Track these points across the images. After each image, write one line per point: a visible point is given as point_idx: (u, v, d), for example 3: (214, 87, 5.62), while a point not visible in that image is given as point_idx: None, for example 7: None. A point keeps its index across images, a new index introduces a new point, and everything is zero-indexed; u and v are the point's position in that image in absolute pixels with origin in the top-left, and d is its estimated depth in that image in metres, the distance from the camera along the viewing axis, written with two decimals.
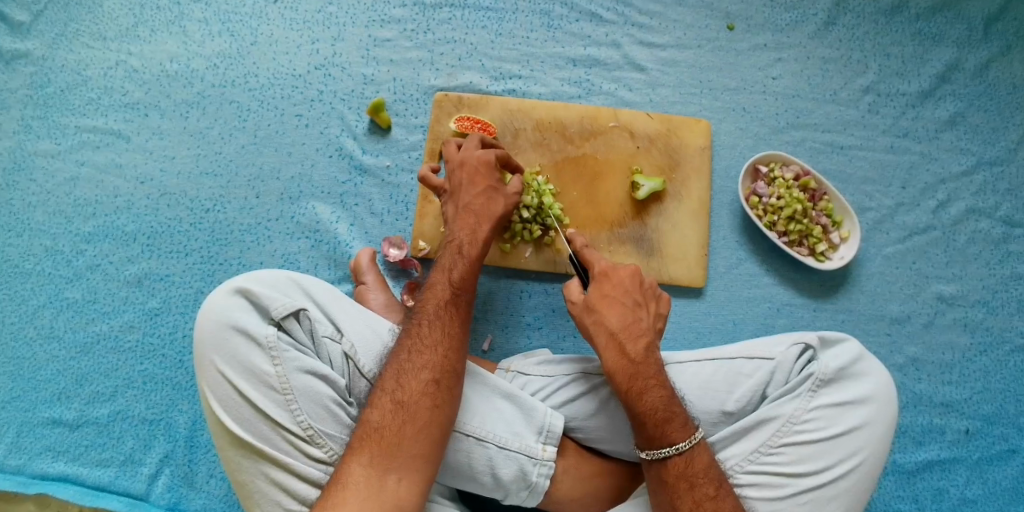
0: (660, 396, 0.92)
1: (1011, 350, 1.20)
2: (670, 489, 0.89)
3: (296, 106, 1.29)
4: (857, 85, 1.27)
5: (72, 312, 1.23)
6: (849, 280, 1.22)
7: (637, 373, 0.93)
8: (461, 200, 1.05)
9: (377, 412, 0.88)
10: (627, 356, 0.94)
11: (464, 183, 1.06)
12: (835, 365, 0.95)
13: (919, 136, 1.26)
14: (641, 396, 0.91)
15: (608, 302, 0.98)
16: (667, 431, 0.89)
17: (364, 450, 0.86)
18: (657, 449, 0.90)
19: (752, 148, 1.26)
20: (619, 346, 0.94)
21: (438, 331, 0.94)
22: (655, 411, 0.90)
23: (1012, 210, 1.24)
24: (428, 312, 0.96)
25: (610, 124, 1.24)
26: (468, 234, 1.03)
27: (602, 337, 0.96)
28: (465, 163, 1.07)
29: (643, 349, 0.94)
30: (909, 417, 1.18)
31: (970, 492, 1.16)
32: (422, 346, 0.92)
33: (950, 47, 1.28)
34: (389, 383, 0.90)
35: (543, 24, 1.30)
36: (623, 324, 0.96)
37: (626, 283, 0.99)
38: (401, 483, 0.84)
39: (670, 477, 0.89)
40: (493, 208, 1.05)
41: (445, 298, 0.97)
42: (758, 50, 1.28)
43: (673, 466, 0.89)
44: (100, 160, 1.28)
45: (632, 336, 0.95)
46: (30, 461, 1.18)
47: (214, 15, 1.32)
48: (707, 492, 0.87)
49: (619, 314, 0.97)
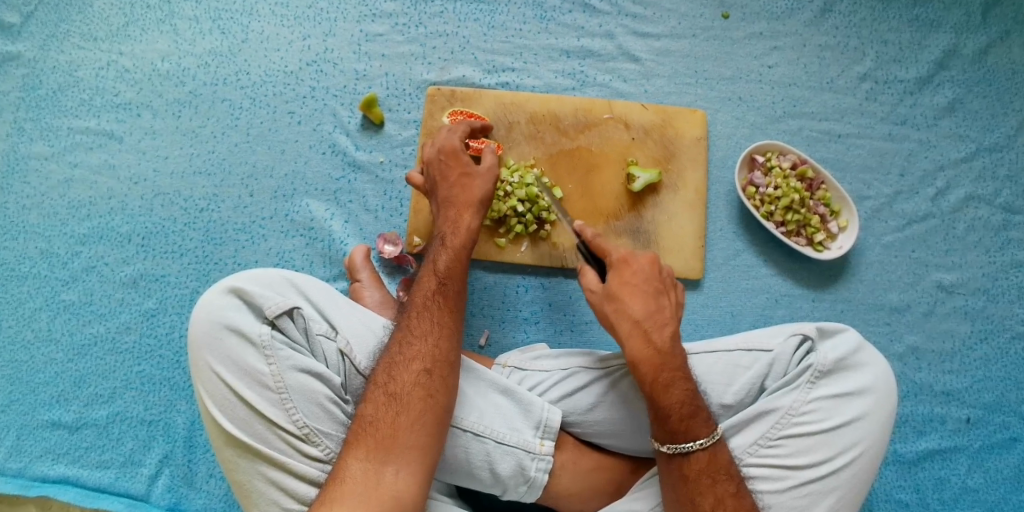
0: (685, 389, 0.90)
1: (1012, 338, 1.19)
2: (690, 484, 0.88)
3: (288, 103, 1.28)
4: (854, 73, 1.26)
5: (69, 314, 1.23)
6: (848, 270, 1.21)
7: (663, 364, 0.90)
8: (444, 192, 1.05)
9: (371, 406, 0.88)
10: (652, 345, 0.91)
11: (444, 176, 1.05)
12: (833, 356, 0.94)
13: (918, 123, 1.25)
14: (667, 389, 0.89)
15: (631, 290, 0.94)
16: (692, 426, 0.88)
17: (359, 444, 0.85)
18: (679, 444, 0.88)
19: (749, 137, 1.25)
20: (644, 335, 0.92)
21: (425, 322, 0.93)
22: (683, 405, 0.89)
23: (1012, 196, 1.22)
24: (415, 303, 0.95)
25: (604, 115, 1.23)
26: (451, 225, 1.02)
27: (625, 325, 0.93)
28: (443, 154, 1.06)
29: (667, 338, 0.92)
30: (909, 406, 1.18)
31: (971, 481, 1.15)
32: (411, 338, 0.92)
33: (948, 33, 1.26)
34: (382, 377, 0.90)
35: (536, 16, 1.29)
36: (647, 312, 0.93)
37: (646, 271, 0.96)
38: (398, 474, 0.83)
39: (692, 472, 0.88)
40: (473, 194, 1.04)
41: (428, 288, 0.96)
42: (753, 38, 1.27)
43: (695, 461, 0.88)
44: (94, 161, 1.27)
45: (657, 324, 0.93)
46: (30, 463, 1.18)
47: (204, 13, 1.31)
48: (728, 488, 0.87)
49: (642, 302, 0.94)
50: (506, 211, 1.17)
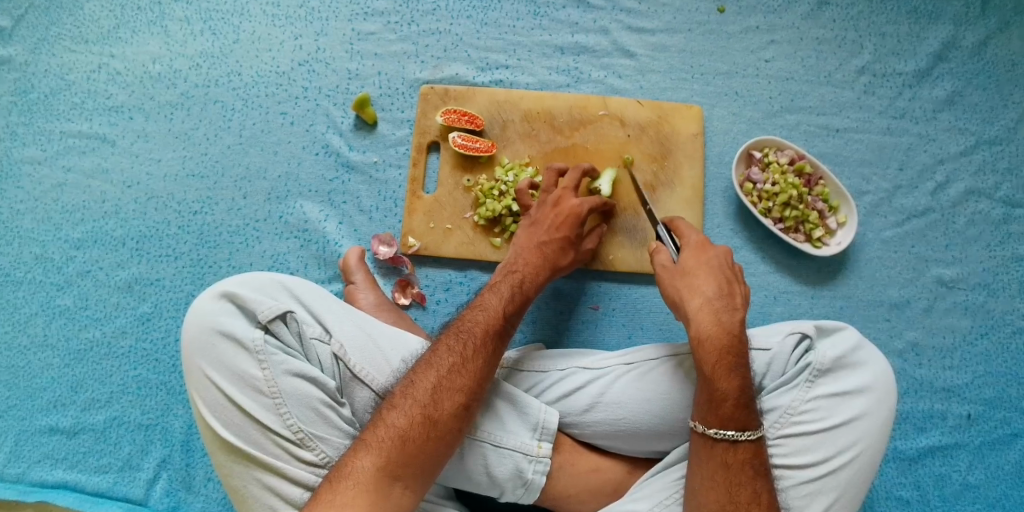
0: (744, 377, 0.89)
1: (1013, 333, 1.18)
2: (731, 473, 0.86)
3: (280, 104, 1.27)
4: (852, 66, 1.24)
5: (65, 319, 1.23)
6: (847, 266, 1.20)
7: (729, 346, 0.90)
8: (536, 235, 1.08)
9: (403, 419, 0.86)
10: (722, 324, 0.92)
11: (548, 220, 1.08)
12: (833, 354, 0.94)
13: (916, 116, 1.23)
14: (728, 373, 0.89)
15: (705, 272, 0.96)
16: (745, 416, 0.87)
17: (381, 452, 0.83)
18: (727, 430, 0.87)
19: (746, 133, 1.23)
20: (714, 312, 0.92)
21: (481, 361, 0.91)
22: (740, 393, 0.88)
23: (1012, 190, 1.21)
24: (476, 335, 0.93)
25: (599, 112, 1.21)
26: (528, 265, 1.05)
27: (696, 301, 0.94)
28: (559, 204, 1.09)
29: (738, 322, 0.92)
30: (910, 403, 1.17)
31: (972, 477, 1.14)
32: (462, 368, 0.90)
33: (947, 25, 1.25)
34: (422, 395, 0.87)
35: (529, 12, 1.27)
36: (719, 292, 0.94)
37: (719, 258, 0.98)
38: (405, 492, 0.83)
39: (735, 460, 0.87)
40: (559, 260, 1.07)
41: (493, 325, 0.94)
42: (750, 32, 1.26)
43: (741, 450, 0.87)
44: (87, 165, 1.27)
45: (730, 307, 0.93)
46: (29, 469, 1.18)
47: (195, 14, 1.30)
48: (766, 484, 0.86)
49: (713, 282, 0.95)
50: (503, 210, 1.17)
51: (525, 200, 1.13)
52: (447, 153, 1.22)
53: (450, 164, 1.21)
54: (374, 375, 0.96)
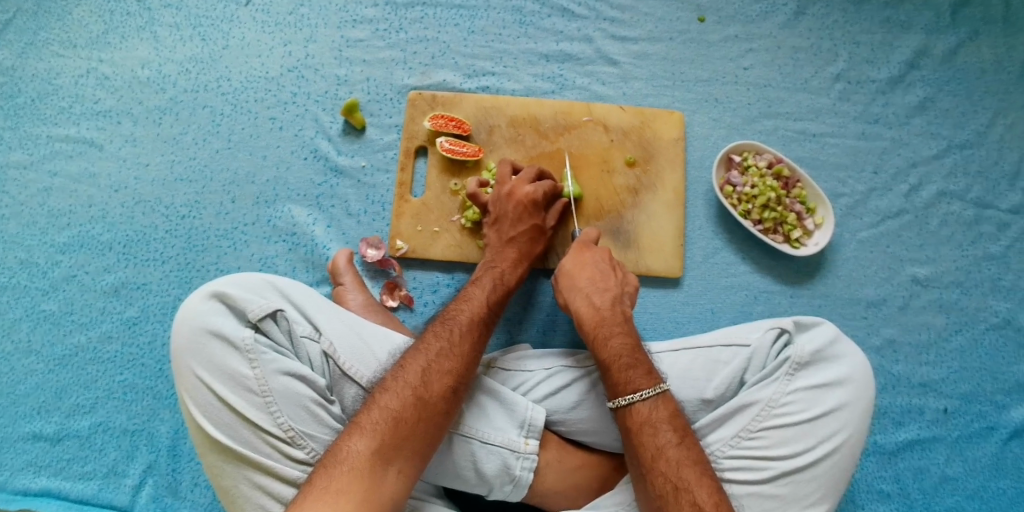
0: (623, 343, 0.97)
1: (986, 329, 1.22)
2: (634, 436, 0.90)
3: (269, 110, 1.28)
4: (827, 73, 1.28)
5: (49, 323, 1.22)
6: (824, 266, 1.23)
7: (601, 321, 1.00)
8: (505, 231, 1.11)
9: (397, 400, 0.87)
10: (594, 305, 1.01)
11: (511, 214, 1.11)
12: (810, 348, 0.96)
13: (890, 121, 1.27)
14: (606, 342, 0.97)
15: (583, 268, 1.05)
16: (631, 376, 0.93)
17: (376, 435, 0.84)
18: (624, 396, 0.92)
19: (726, 138, 1.27)
20: (586, 297, 1.02)
21: (468, 347, 0.94)
22: (620, 356, 0.95)
23: (983, 191, 1.25)
24: (461, 323, 0.96)
25: (584, 118, 1.24)
26: (508, 260, 1.09)
27: (572, 294, 1.04)
28: (513, 194, 1.12)
29: (609, 300, 1.02)
30: (888, 398, 1.19)
31: (950, 470, 1.17)
32: (449, 353, 0.92)
33: (918, 34, 1.29)
34: (412, 376, 0.89)
35: (515, 21, 1.30)
36: (591, 281, 1.04)
37: (596, 256, 1.07)
38: (400, 475, 0.83)
39: (635, 424, 0.90)
40: (533, 250, 1.12)
41: (480, 315, 0.98)
42: (729, 41, 1.29)
43: (637, 412, 0.91)
44: (73, 170, 1.27)
45: (600, 289, 1.03)
46: (11, 476, 1.17)
47: (185, 20, 1.31)
48: (670, 438, 0.88)
49: (588, 274, 1.05)
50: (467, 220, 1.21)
51: (480, 199, 1.15)
52: (433, 157, 1.24)
53: (437, 168, 1.23)
54: (364, 372, 0.96)
